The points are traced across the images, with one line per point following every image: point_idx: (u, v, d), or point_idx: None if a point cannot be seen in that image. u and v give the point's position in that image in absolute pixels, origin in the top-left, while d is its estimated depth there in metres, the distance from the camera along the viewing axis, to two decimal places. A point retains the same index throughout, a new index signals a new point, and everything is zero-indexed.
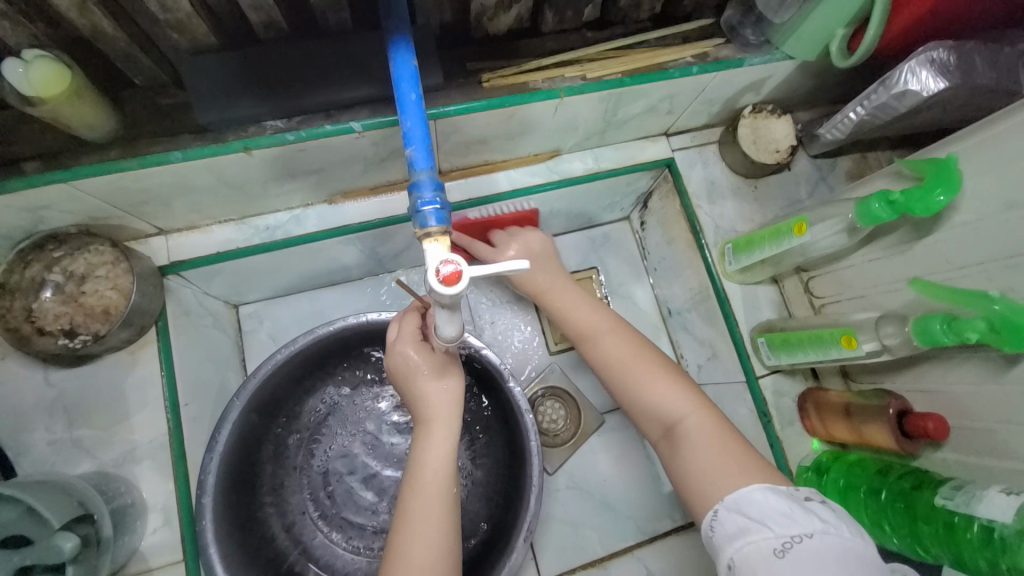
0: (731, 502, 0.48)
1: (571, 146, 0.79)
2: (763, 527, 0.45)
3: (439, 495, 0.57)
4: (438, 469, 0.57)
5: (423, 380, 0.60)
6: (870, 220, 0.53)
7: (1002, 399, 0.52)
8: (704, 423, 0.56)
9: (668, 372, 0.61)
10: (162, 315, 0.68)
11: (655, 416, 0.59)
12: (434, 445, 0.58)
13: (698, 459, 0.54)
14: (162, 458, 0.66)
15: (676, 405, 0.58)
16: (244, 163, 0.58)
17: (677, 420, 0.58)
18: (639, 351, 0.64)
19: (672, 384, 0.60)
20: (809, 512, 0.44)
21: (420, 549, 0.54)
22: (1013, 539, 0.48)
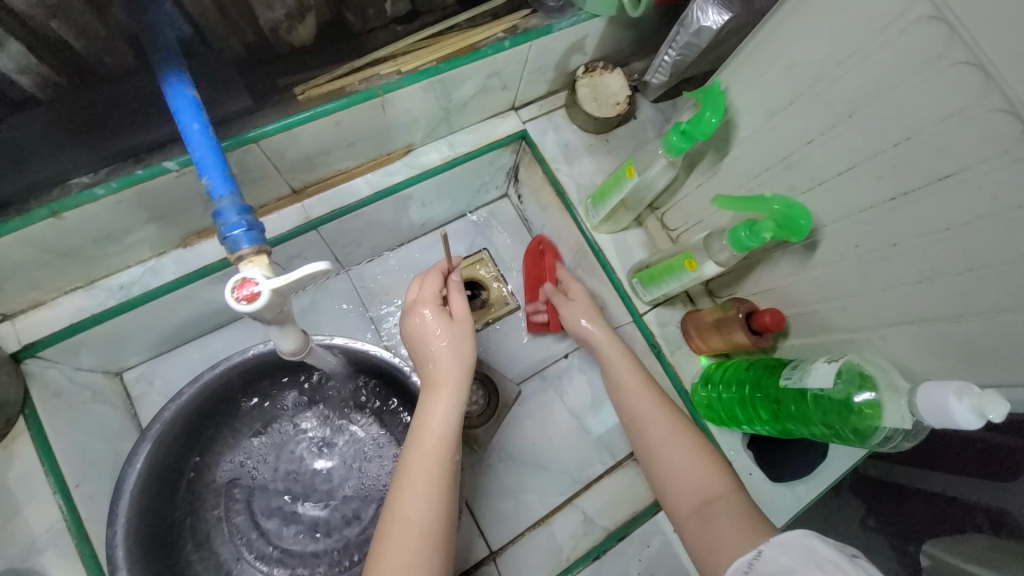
0: (776, 541, 0.46)
1: (421, 139, 0.81)
2: (803, 571, 0.42)
3: (439, 458, 0.57)
4: (443, 432, 0.59)
5: (440, 343, 0.63)
6: (673, 152, 0.59)
7: (813, 283, 0.59)
8: (737, 501, 0.56)
9: (712, 451, 0.62)
10: (28, 402, 0.65)
11: (690, 489, 0.59)
12: (439, 405, 0.60)
13: (727, 531, 0.52)
14: (65, 543, 0.62)
15: (712, 479, 0.58)
16: (60, 228, 0.56)
17: (712, 494, 0.57)
18: (672, 420, 0.65)
19: (703, 459, 0.61)
20: (859, 569, 0.40)
21: (416, 509, 0.54)
22: (840, 398, 0.54)
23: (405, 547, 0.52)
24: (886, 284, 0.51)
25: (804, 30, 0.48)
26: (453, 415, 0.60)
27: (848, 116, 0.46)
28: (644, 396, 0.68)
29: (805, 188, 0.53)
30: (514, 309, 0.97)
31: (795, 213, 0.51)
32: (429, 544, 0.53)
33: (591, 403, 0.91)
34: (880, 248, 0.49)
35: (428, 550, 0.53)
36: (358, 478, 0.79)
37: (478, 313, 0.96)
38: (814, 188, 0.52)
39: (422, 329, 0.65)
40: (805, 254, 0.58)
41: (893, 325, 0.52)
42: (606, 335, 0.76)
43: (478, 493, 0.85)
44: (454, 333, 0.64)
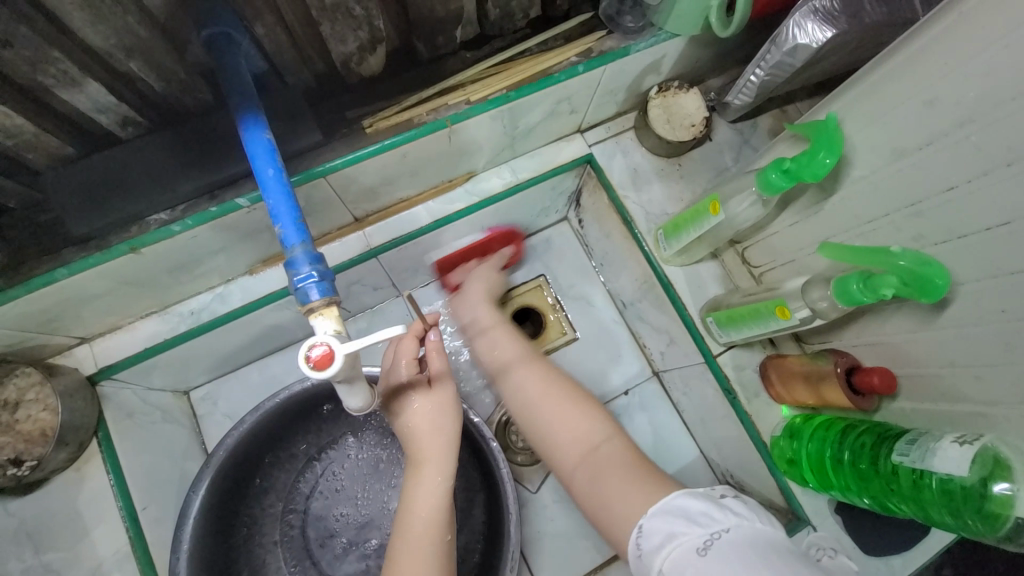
0: (653, 511, 0.49)
1: (484, 165, 0.78)
2: (686, 530, 0.45)
3: (424, 544, 0.55)
4: (428, 518, 0.57)
5: (421, 418, 0.60)
6: (770, 190, 0.53)
7: (937, 344, 0.51)
8: (618, 447, 0.60)
9: (592, 401, 0.66)
10: (103, 424, 0.67)
11: (573, 442, 0.62)
12: (424, 486, 0.58)
13: (616, 482, 0.55)
14: (129, 568, 0.63)
15: (594, 428, 0.62)
16: (138, 263, 0.57)
17: (594, 444, 0.61)
18: (551, 384, 0.67)
19: (585, 415, 0.64)
20: (728, 511, 0.45)
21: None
22: (971, 489, 0.46)
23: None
24: None
25: (949, 60, 0.41)
26: (441, 493, 0.58)
27: (1006, 163, 0.39)
28: (523, 374, 0.69)
29: (936, 240, 0.46)
30: (572, 339, 0.92)
31: (930, 270, 0.43)
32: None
33: (654, 446, 0.84)
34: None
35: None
36: None
37: (534, 342, 0.91)
38: (950, 240, 0.44)
39: (402, 405, 0.61)
40: (930, 312, 0.50)
41: None
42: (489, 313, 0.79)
43: (530, 533, 0.81)
44: (434, 406, 0.61)
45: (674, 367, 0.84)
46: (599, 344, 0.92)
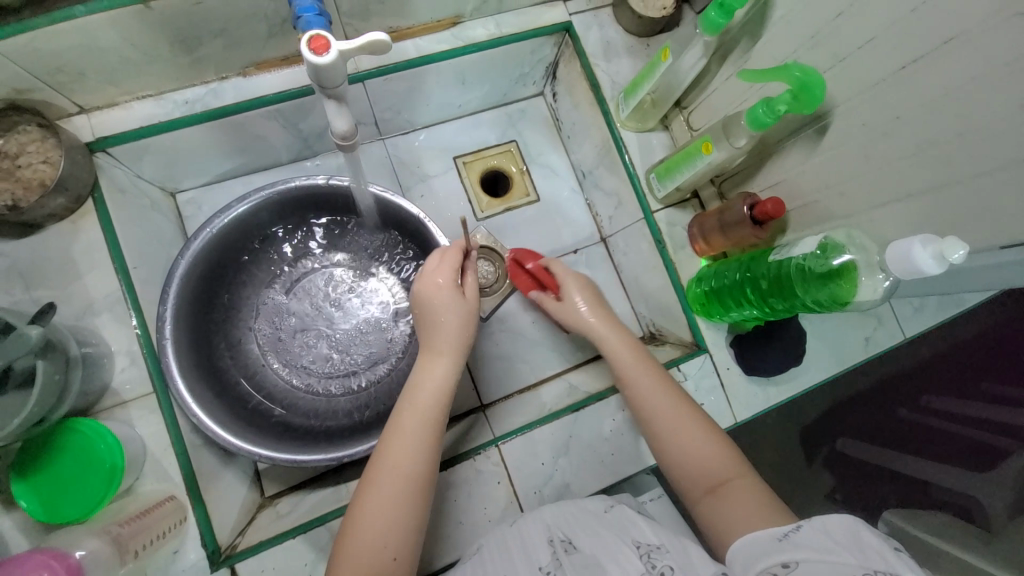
0: (818, 522, 0.46)
1: (471, 11, 0.84)
2: (848, 557, 0.42)
3: (429, 416, 0.64)
4: (434, 398, 0.65)
5: (443, 318, 0.70)
6: (711, 28, 0.63)
7: (818, 169, 0.63)
8: (749, 484, 0.58)
9: (723, 435, 0.64)
10: (98, 188, 0.73)
11: (700, 471, 0.61)
12: (433, 371, 0.67)
13: (742, 510, 0.55)
14: (120, 311, 0.71)
15: (724, 462, 0.61)
16: (146, 18, 0.62)
17: (724, 477, 0.59)
18: (684, 404, 0.66)
19: (718, 445, 0.62)
20: (913, 566, 0.40)
21: (404, 459, 0.60)
22: (812, 265, 0.60)
23: (393, 488, 0.58)
24: (882, 161, 0.55)
25: None
26: (445, 386, 0.67)
27: None
28: (653, 388, 0.69)
29: (827, 67, 0.57)
30: (534, 202, 1.01)
31: (813, 81, 0.55)
32: (414, 493, 0.59)
33: None
34: (882, 123, 0.53)
35: (410, 495, 0.58)
36: (376, 317, 0.89)
37: (500, 200, 1.01)
38: (835, 64, 0.56)
39: (433, 290, 0.71)
40: (815, 140, 0.62)
41: (882, 204, 0.57)
42: (597, 311, 0.78)
43: (478, 354, 0.93)
44: (454, 300, 0.71)
45: (619, 229, 0.96)
46: (557, 208, 1.02)
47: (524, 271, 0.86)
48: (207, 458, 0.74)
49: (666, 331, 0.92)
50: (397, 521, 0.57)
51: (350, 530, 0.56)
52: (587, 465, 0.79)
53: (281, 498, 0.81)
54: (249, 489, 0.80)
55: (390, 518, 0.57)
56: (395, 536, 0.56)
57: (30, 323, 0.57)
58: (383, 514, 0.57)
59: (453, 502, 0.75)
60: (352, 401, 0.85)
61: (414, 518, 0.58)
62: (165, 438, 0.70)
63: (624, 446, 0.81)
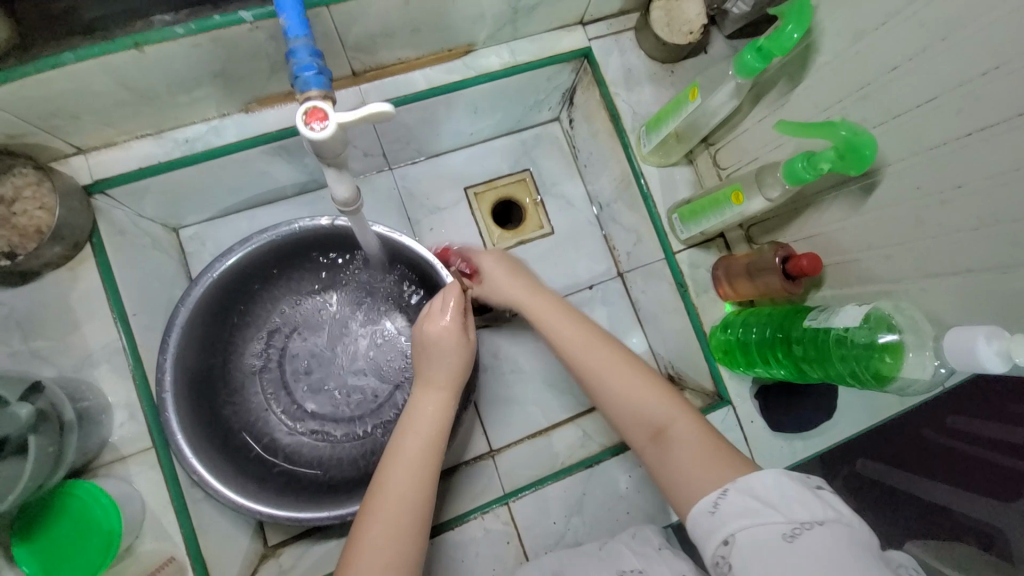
0: (741, 483, 0.49)
1: (484, 40, 0.79)
2: (774, 513, 0.45)
3: (426, 448, 0.60)
4: (429, 434, 0.61)
5: (442, 346, 0.66)
6: (746, 72, 0.57)
7: (862, 228, 0.58)
8: (690, 427, 0.57)
9: (657, 378, 0.62)
10: (96, 232, 0.70)
11: (640, 419, 0.59)
12: (428, 404, 0.64)
13: (688, 459, 0.54)
14: (118, 361, 0.69)
15: (658, 407, 0.59)
16: (141, 64, 0.59)
17: (665, 423, 0.58)
18: (608, 346, 0.64)
19: (648, 387, 0.60)
20: (824, 504, 0.45)
21: (402, 495, 0.56)
22: (854, 339, 0.54)
23: (389, 525, 0.55)
24: (939, 231, 0.49)
25: None
26: (441, 419, 0.63)
27: (941, 39, 0.44)
28: (584, 349, 0.64)
29: (878, 123, 0.52)
30: (548, 234, 0.97)
31: (863, 142, 0.49)
32: (412, 529, 0.55)
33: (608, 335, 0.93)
34: (941, 191, 0.48)
35: (408, 527, 0.55)
36: (381, 359, 0.86)
37: (512, 232, 0.97)
38: (887, 121, 0.51)
39: (432, 324, 0.67)
40: (860, 197, 0.57)
41: (936, 275, 0.51)
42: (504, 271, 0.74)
43: (487, 396, 0.89)
44: (454, 330, 0.66)
45: (637, 266, 0.91)
46: (572, 241, 0.97)
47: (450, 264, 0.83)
48: (207, 511, 0.72)
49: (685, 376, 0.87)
50: (396, 558, 0.53)
51: (345, 574, 0.53)
52: (599, 522, 0.76)
53: (284, 548, 0.79)
54: (251, 539, 0.78)
55: (389, 560, 0.53)
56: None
57: (20, 400, 0.57)
58: (381, 554, 0.53)
59: (459, 562, 0.72)
60: (356, 448, 0.82)
61: (415, 555, 0.55)
62: (165, 494, 0.67)
63: (640, 503, 0.77)
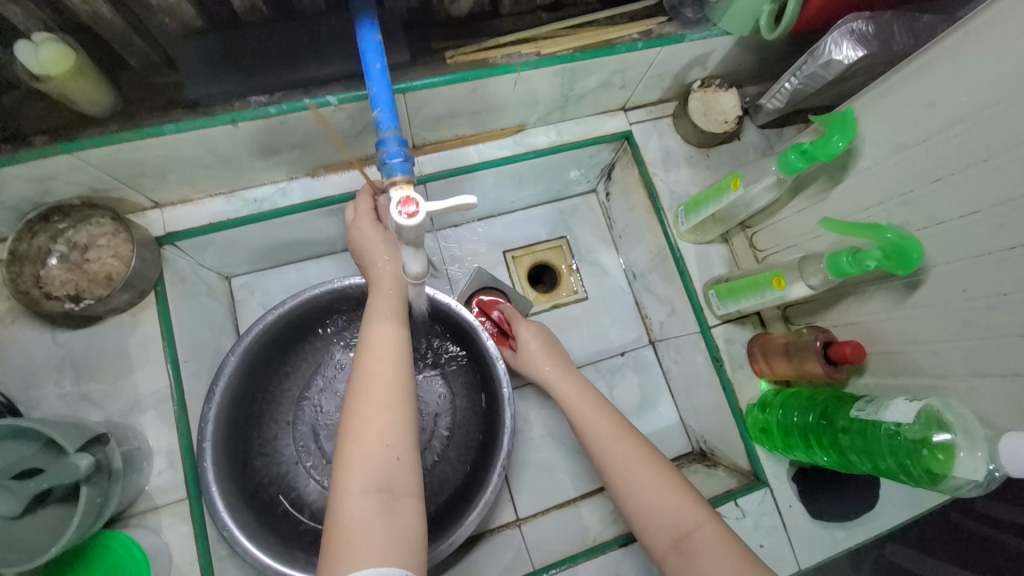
0: None
1: (534, 121, 0.85)
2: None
3: (392, 324, 0.59)
4: (397, 312, 0.61)
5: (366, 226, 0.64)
6: (789, 170, 0.61)
7: (905, 321, 0.59)
8: (714, 532, 0.57)
9: (676, 475, 0.62)
10: (161, 281, 0.74)
11: (663, 522, 0.59)
12: (381, 285, 0.62)
13: (714, 568, 0.54)
14: (165, 408, 0.70)
15: (687, 511, 0.59)
16: (233, 135, 0.65)
17: (688, 528, 0.58)
18: (617, 426, 0.66)
19: (672, 487, 0.61)
20: None
21: (377, 365, 0.56)
22: (909, 438, 0.54)
23: (372, 394, 0.54)
24: (987, 332, 0.51)
25: (944, 70, 0.52)
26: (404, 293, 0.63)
27: (982, 160, 0.48)
28: (614, 441, 0.65)
29: (921, 226, 0.55)
30: (581, 299, 0.99)
31: (908, 244, 0.52)
32: (397, 394, 0.55)
33: (638, 404, 0.94)
34: (988, 296, 0.50)
35: (392, 395, 0.54)
36: None
37: (547, 295, 0.99)
38: (931, 226, 0.54)
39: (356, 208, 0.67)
40: (903, 293, 0.59)
41: (983, 375, 0.53)
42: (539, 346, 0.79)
43: (516, 460, 0.88)
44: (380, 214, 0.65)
45: (669, 337, 0.92)
46: (604, 307, 0.99)
47: (489, 319, 0.89)
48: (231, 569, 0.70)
49: (719, 452, 0.86)
50: (388, 420, 0.53)
51: (343, 446, 0.52)
52: None
53: None
54: None
55: (380, 425, 0.52)
56: (392, 436, 0.52)
57: (82, 449, 0.57)
58: (374, 418, 0.53)
59: None
60: None
61: (402, 419, 0.54)
62: (193, 550, 0.66)
63: None
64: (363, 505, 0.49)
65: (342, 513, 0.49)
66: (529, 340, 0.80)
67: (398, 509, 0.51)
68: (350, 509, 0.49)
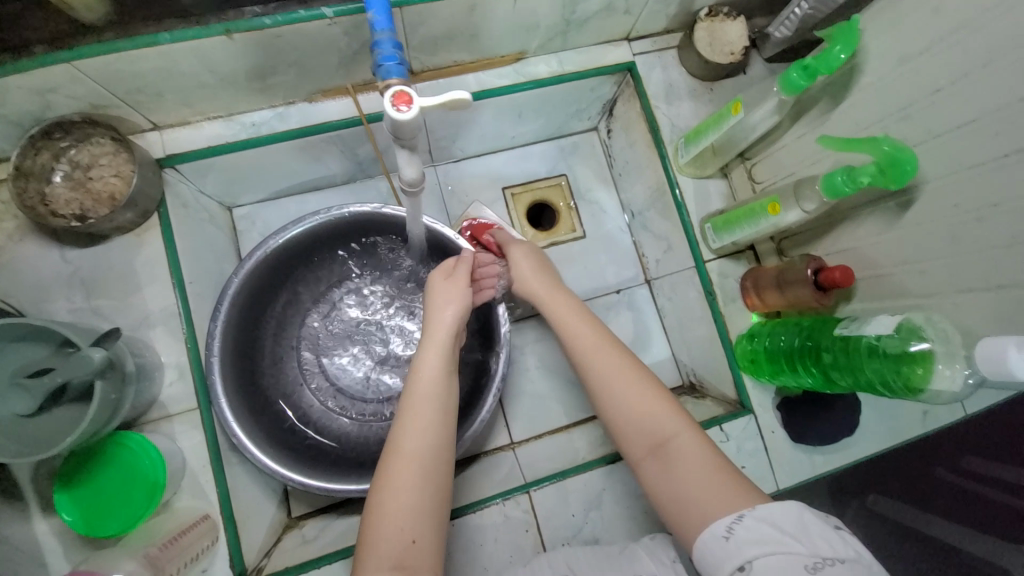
0: (759, 512, 0.48)
1: (535, 48, 0.84)
2: (795, 543, 0.45)
3: (437, 399, 0.58)
4: (434, 380, 0.59)
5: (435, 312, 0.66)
6: (789, 89, 0.61)
7: (895, 243, 0.60)
8: (693, 442, 0.57)
9: (665, 392, 0.62)
10: (163, 203, 0.75)
11: (642, 432, 0.59)
12: (428, 360, 0.61)
13: (688, 475, 0.54)
14: (173, 325, 0.73)
15: (668, 422, 0.58)
16: (228, 49, 0.64)
17: (665, 438, 0.58)
18: (609, 349, 0.65)
19: (659, 403, 0.60)
20: (844, 541, 0.45)
21: (414, 444, 0.54)
22: (889, 349, 0.56)
23: (408, 474, 0.52)
24: (974, 247, 0.52)
25: None
26: (447, 360, 0.62)
27: (983, 65, 0.49)
28: (603, 360, 0.65)
29: (918, 141, 0.55)
30: (580, 237, 1.00)
31: (903, 157, 0.52)
32: (433, 476, 0.53)
33: (632, 340, 0.96)
34: (978, 210, 0.51)
35: (427, 479, 0.53)
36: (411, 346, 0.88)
37: (545, 232, 1.00)
38: (928, 140, 0.54)
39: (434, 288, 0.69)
40: (896, 214, 0.59)
41: (967, 291, 0.54)
42: (535, 271, 0.77)
43: (512, 390, 0.92)
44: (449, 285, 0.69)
45: (665, 274, 0.93)
46: (601, 246, 1.00)
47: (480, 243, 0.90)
48: (240, 476, 0.75)
49: (708, 384, 0.89)
50: (413, 501, 0.51)
51: (367, 524, 0.51)
52: (618, 520, 0.76)
53: (306, 521, 0.82)
54: (277, 509, 0.81)
55: (409, 502, 0.51)
56: (407, 518, 0.50)
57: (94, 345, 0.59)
58: (402, 494, 0.51)
59: (478, 546, 0.73)
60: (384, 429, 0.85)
61: (432, 498, 0.52)
62: (205, 454, 0.70)
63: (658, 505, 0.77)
64: None
65: None
66: (521, 262, 0.78)
67: None
68: None
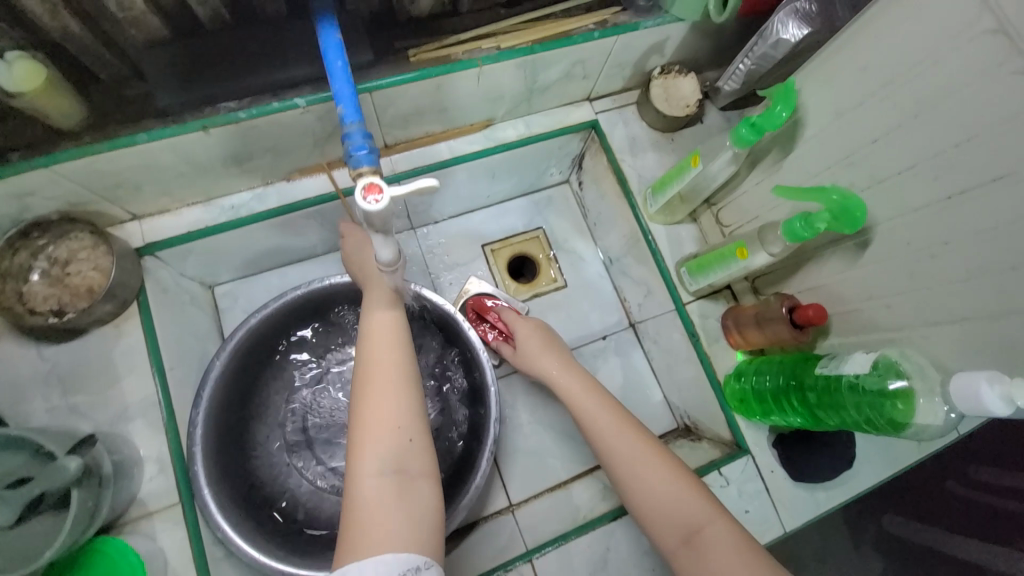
0: None
1: (502, 115, 0.88)
2: None
3: (394, 328, 0.60)
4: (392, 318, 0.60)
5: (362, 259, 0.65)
6: (741, 143, 0.64)
7: (860, 280, 0.62)
8: (726, 529, 0.54)
9: (685, 472, 0.60)
10: (143, 290, 0.75)
11: (672, 521, 0.57)
12: (376, 300, 0.62)
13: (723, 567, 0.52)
14: (153, 415, 0.71)
15: (696, 508, 0.56)
16: (205, 142, 0.67)
17: (696, 527, 0.55)
18: (609, 407, 0.67)
19: (682, 484, 0.58)
20: None
21: (383, 361, 0.56)
22: (869, 387, 0.57)
23: (383, 386, 0.54)
24: (934, 282, 0.54)
25: (883, 40, 0.55)
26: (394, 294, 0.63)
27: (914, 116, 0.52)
28: (591, 399, 0.68)
29: (866, 185, 0.59)
30: (561, 287, 1.02)
31: (852, 204, 0.55)
32: (408, 388, 0.55)
33: (622, 385, 0.96)
34: (931, 247, 0.53)
35: (401, 392, 0.54)
36: None
37: (526, 285, 1.02)
38: (874, 185, 0.58)
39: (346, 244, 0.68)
40: (855, 253, 0.62)
41: (935, 323, 0.56)
42: (539, 345, 0.78)
43: (506, 449, 0.90)
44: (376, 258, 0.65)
45: (648, 317, 0.95)
46: (583, 293, 1.02)
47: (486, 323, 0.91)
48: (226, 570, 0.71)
49: (702, 425, 0.88)
50: (398, 411, 0.53)
51: (356, 438, 0.52)
52: None
53: None
54: None
55: (391, 414, 0.52)
56: (401, 421, 0.52)
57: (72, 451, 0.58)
58: (386, 403, 0.53)
59: None
60: None
61: (414, 407, 0.54)
62: (188, 552, 0.67)
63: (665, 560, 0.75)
64: (379, 485, 0.49)
65: (359, 500, 0.49)
66: (527, 338, 0.79)
67: (414, 487, 0.50)
68: (368, 492, 0.49)
